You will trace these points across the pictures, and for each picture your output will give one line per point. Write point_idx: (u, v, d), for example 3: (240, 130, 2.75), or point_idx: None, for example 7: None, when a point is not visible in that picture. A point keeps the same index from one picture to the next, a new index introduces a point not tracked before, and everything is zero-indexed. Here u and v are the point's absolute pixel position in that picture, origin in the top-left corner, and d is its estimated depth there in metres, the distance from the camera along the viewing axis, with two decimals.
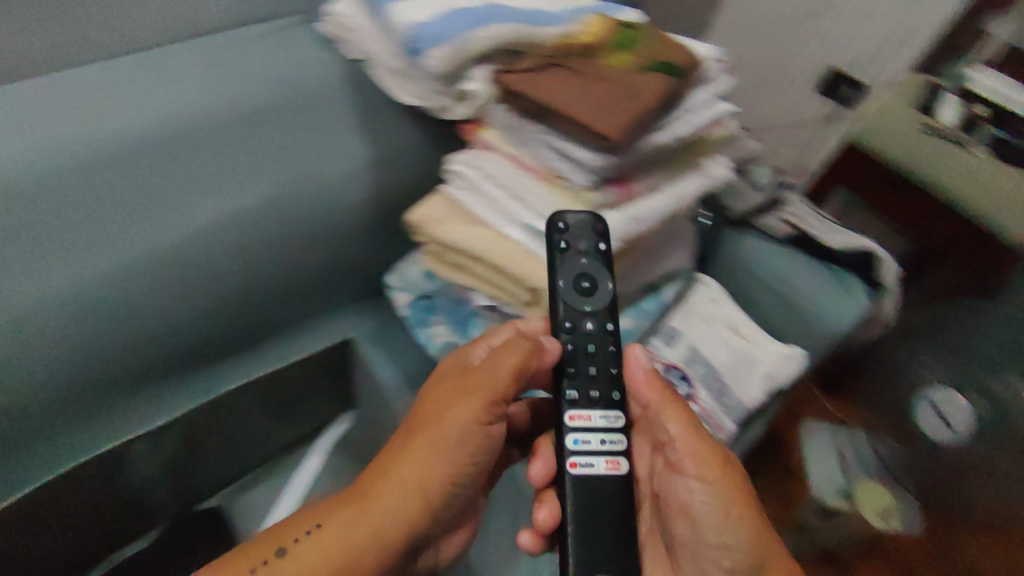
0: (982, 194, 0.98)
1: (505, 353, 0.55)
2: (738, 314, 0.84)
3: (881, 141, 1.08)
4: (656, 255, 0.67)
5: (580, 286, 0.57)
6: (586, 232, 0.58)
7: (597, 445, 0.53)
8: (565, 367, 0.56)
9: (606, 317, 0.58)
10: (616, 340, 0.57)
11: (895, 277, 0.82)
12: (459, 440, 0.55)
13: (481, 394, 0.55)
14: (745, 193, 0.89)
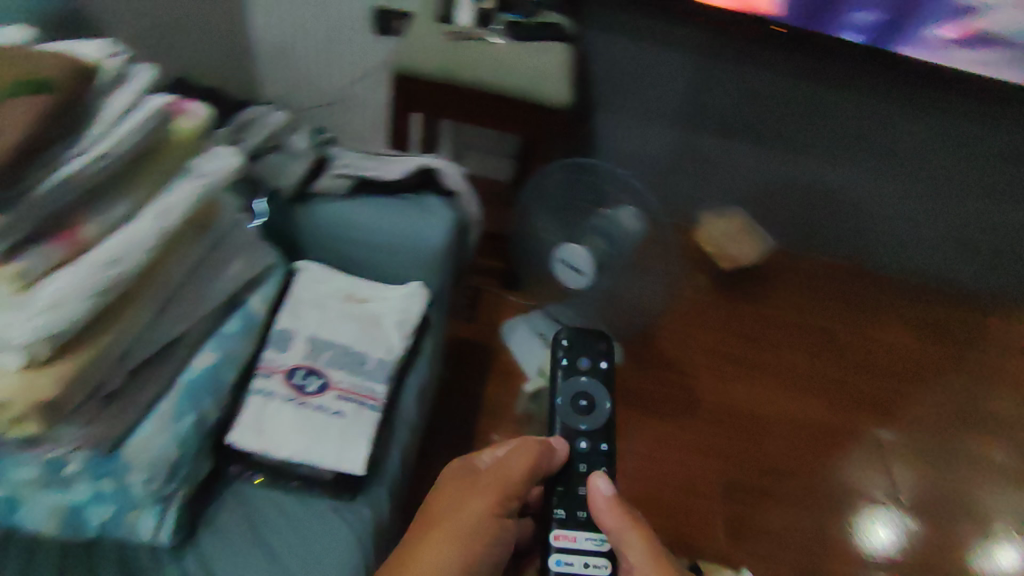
0: (515, 79, 1.14)
1: (514, 462, 0.70)
2: (352, 281, 0.85)
3: (423, 66, 1.13)
4: (603, 385, 0.82)
5: (578, 402, 0.81)
6: (583, 351, 0.86)
7: (580, 567, 0.70)
8: (560, 485, 0.74)
9: (599, 439, 0.78)
10: (608, 457, 0.77)
11: (457, 176, 0.90)
12: (476, 536, 0.67)
13: (496, 489, 0.70)
14: (290, 167, 0.86)
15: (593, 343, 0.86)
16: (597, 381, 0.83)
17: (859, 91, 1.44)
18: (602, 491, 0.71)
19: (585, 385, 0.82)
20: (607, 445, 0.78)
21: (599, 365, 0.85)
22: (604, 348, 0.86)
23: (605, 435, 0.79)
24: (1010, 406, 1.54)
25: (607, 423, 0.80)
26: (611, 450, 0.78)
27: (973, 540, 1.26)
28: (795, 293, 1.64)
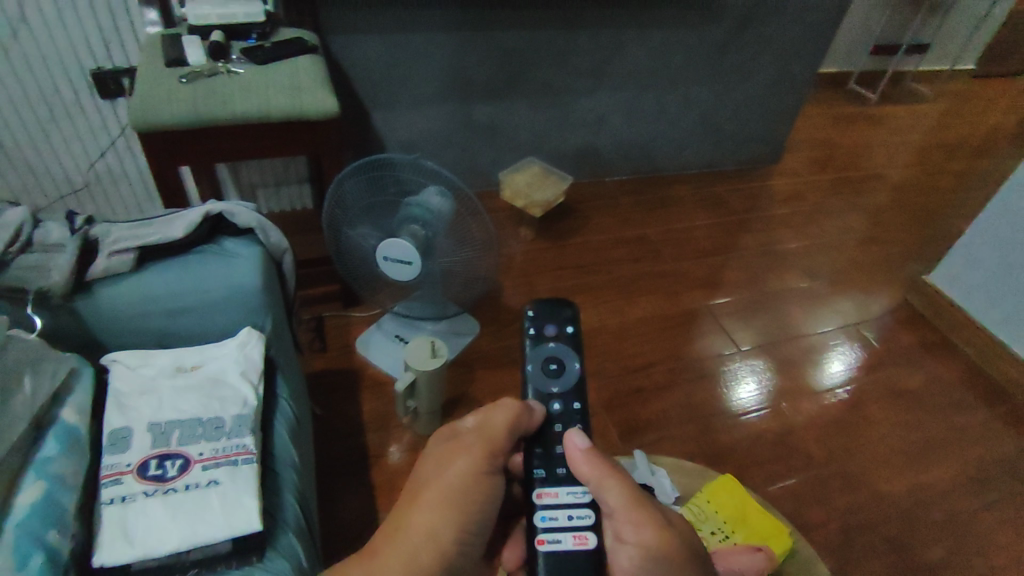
0: (273, 99, 1.09)
1: (496, 420, 0.64)
2: (176, 353, 0.81)
3: (167, 114, 1.03)
4: (573, 351, 0.73)
5: (549, 368, 0.71)
6: (549, 319, 0.76)
7: (566, 521, 0.60)
8: (537, 448, 0.65)
9: (572, 397, 0.68)
10: (583, 414, 0.68)
11: (250, 210, 0.87)
12: (465, 495, 0.61)
13: (479, 445, 0.63)
14: (53, 261, 0.75)
15: (558, 310, 0.77)
16: (567, 347, 0.73)
17: (585, 28, 1.63)
18: (579, 444, 0.63)
19: (553, 350, 0.73)
20: (580, 403, 0.68)
21: (566, 330, 0.75)
22: (571, 314, 0.77)
23: (579, 394, 0.69)
24: (793, 248, 1.86)
25: (579, 383, 0.70)
26: (586, 407, 0.68)
27: (821, 353, 1.52)
28: (609, 220, 1.83)
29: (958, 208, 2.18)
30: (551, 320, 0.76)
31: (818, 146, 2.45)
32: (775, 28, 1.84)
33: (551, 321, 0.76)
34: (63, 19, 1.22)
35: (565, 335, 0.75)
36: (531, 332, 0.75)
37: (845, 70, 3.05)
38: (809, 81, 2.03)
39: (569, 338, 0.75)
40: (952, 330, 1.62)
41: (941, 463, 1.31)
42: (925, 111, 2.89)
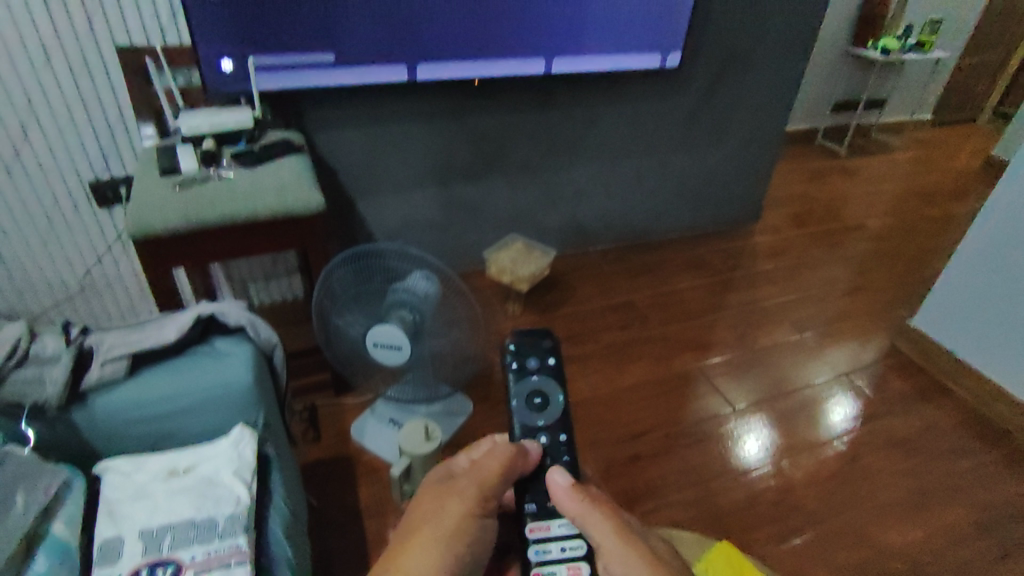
0: (261, 198, 1.15)
1: (490, 463, 0.65)
2: (169, 456, 0.81)
3: (160, 220, 1.08)
4: (554, 382, 0.78)
5: (533, 402, 0.76)
6: (530, 353, 0.81)
7: (559, 554, 0.63)
8: (528, 482, 0.68)
9: (558, 429, 0.73)
10: (569, 444, 0.72)
11: (240, 308, 0.91)
12: (460, 535, 0.59)
13: (474, 488, 0.63)
14: (47, 374, 0.76)
15: (538, 342, 0.82)
16: (549, 379, 0.79)
17: (558, 108, 1.73)
18: (561, 482, 0.64)
19: (536, 384, 0.77)
20: (566, 434, 0.73)
21: (547, 362, 0.80)
22: (551, 345, 0.82)
23: (564, 425, 0.74)
24: (779, 302, 1.90)
25: (564, 415, 0.75)
26: (571, 438, 0.72)
27: (819, 404, 1.52)
28: (596, 289, 1.88)
29: (937, 251, 2.24)
30: (532, 354, 0.81)
31: (795, 201, 2.54)
32: (738, 96, 1.96)
33: (532, 354, 0.81)
34: (63, 136, 1.30)
35: (545, 368, 0.80)
36: (513, 366, 0.80)
37: (812, 127, 3.20)
38: (777, 143, 2.13)
39: (549, 371, 0.80)
40: (945, 375, 1.63)
41: (949, 512, 1.29)
42: (894, 161, 3.01)
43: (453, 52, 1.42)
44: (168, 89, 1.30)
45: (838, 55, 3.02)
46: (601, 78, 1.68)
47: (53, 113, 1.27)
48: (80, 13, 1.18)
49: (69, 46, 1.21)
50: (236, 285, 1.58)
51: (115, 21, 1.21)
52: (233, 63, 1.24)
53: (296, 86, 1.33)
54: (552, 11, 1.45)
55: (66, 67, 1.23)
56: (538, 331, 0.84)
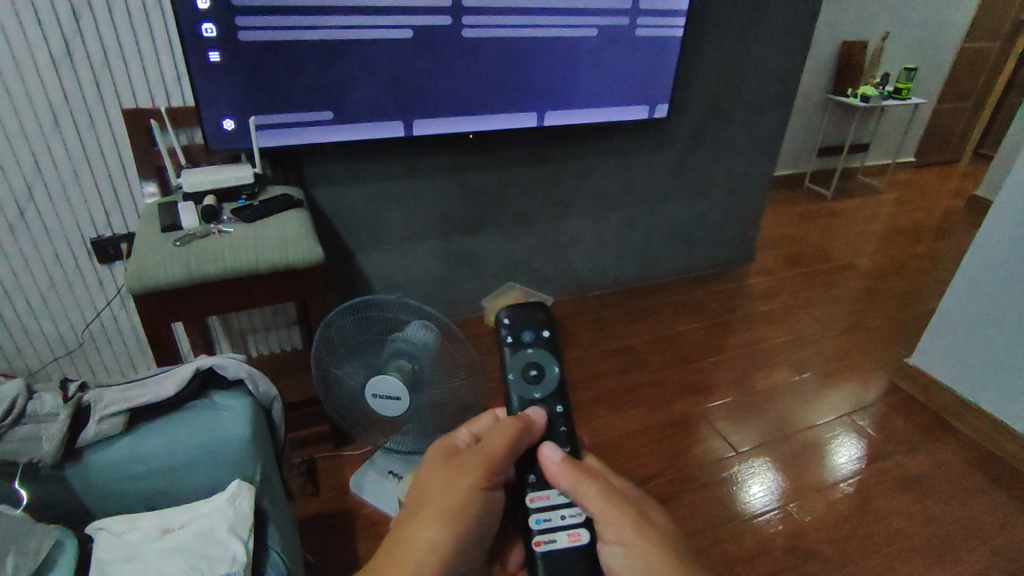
0: (262, 252, 1.16)
1: (496, 436, 0.64)
2: (165, 516, 0.79)
3: (160, 275, 1.09)
4: (550, 357, 0.81)
5: (528, 374, 0.78)
6: (526, 327, 0.86)
7: (559, 521, 0.64)
8: (534, 451, 0.68)
9: (554, 400, 0.75)
10: (566, 414, 0.73)
11: (239, 361, 0.90)
12: (470, 507, 0.58)
13: (482, 460, 0.61)
14: (44, 432, 0.75)
15: (533, 318, 0.87)
16: (544, 353, 0.82)
17: (551, 158, 1.78)
18: (552, 457, 0.64)
19: (532, 358, 0.80)
20: (563, 405, 0.75)
21: (541, 336, 0.85)
22: (544, 321, 0.87)
23: (560, 396, 0.76)
24: (778, 343, 1.90)
25: (559, 386, 0.77)
26: (567, 408, 0.74)
27: (824, 446, 1.50)
28: (593, 334, 1.89)
29: (931, 289, 2.26)
30: (528, 331, 0.85)
31: (787, 243, 2.58)
32: (726, 143, 2.01)
33: (528, 332, 0.85)
34: (67, 194, 1.33)
35: (540, 343, 0.83)
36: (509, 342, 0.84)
37: (799, 172, 3.28)
38: (765, 187, 2.19)
39: (544, 346, 0.83)
40: (949, 412, 1.62)
41: (965, 554, 1.26)
42: (881, 202, 3.08)
43: (448, 106, 1.47)
44: (171, 147, 1.34)
45: (820, 103, 3.13)
46: (592, 129, 1.73)
47: (59, 172, 1.30)
48: (89, 77, 1.23)
49: (77, 108, 1.25)
50: (234, 338, 1.58)
51: (122, 83, 1.26)
52: (234, 122, 1.28)
53: (295, 142, 1.37)
54: (541, 67, 1.52)
55: (73, 128, 1.27)
56: (535, 313, 0.88)
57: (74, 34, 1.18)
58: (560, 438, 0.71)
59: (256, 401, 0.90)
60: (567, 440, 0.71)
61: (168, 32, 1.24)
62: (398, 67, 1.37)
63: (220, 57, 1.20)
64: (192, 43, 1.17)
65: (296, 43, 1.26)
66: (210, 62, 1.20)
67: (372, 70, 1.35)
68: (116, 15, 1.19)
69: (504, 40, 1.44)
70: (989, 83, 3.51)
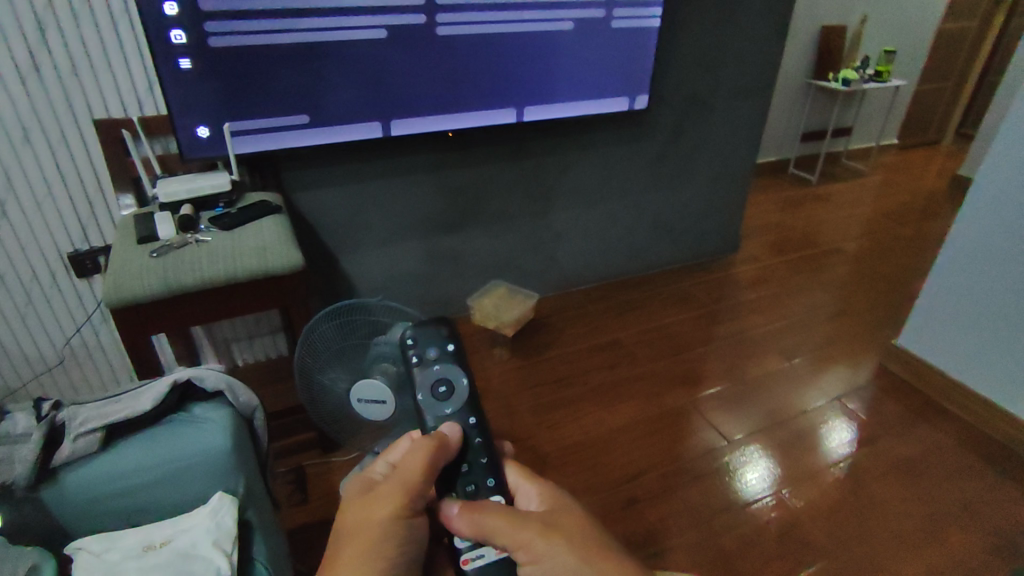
0: (239, 261, 1.15)
1: (411, 461, 0.60)
2: (148, 531, 0.78)
3: (137, 288, 1.07)
4: (456, 366, 0.73)
5: (438, 391, 0.71)
6: (429, 342, 0.76)
7: None
8: (461, 467, 0.65)
9: (466, 413, 0.69)
10: (480, 427, 0.69)
11: (218, 372, 0.90)
12: (389, 539, 0.57)
13: (395, 490, 0.59)
14: (17, 451, 0.75)
15: (434, 331, 0.77)
16: (451, 364, 0.73)
17: (532, 155, 1.77)
18: (449, 511, 0.59)
19: (437, 372, 0.72)
20: (476, 417, 0.69)
21: (446, 349, 0.75)
22: (448, 332, 0.77)
23: (473, 409, 0.70)
24: (765, 331, 1.91)
25: (472, 397, 0.71)
26: (481, 420, 0.69)
27: (814, 431, 1.51)
28: (581, 329, 1.88)
29: (916, 270, 2.27)
30: (430, 341, 0.75)
31: (773, 230, 2.58)
32: (707, 133, 2.01)
33: (430, 342, 0.75)
34: (40, 209, 1.30)
35: (446, 351, 0.74)
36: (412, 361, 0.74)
37: (783, 158, 3.29)
38: (749, 175, 2.18)
39: (450, 352, 0.74)
40: (937, 393, 1.63)
41: (957, 534, 1.26)
42: (865, 185, 3.09)
43: (425, 105, 1.46)
44: (145, 158, 1.32)
45: (801, 89, 3.14)
46: (573, 123, 1.72)
47: (30, 187, 1.27)
48: (58, 89, 1.21)
49: (46, 121, 1.23)
50: (219, 348, 1.56)
51: (92, 94, 1.24)
52: (209, 130, 1.26)
53: (271, 148, 1.35)
54: (519, 63, 1.51)
55: (43, 142, 1.24)
56: (439, 323, 0.78)
57: (40, 45, 1.16)
58: (475, 452, 0.66)
59: (236, 412, 0.90)
60: (485, 452, 0.67)
61: (137, 40, 1.22)
62: (373, 68, 1.36)
63: (191, 64, 1.18)
64: (161, 51, 1.15)
65: (268, 47, 1.24)
66: (182, 70, 1.18)
67: (347, 72, 1.34)
68: (82, 25, 1.17)
69: (479, 37, 1.43)
70: (967, 63, 3.54)
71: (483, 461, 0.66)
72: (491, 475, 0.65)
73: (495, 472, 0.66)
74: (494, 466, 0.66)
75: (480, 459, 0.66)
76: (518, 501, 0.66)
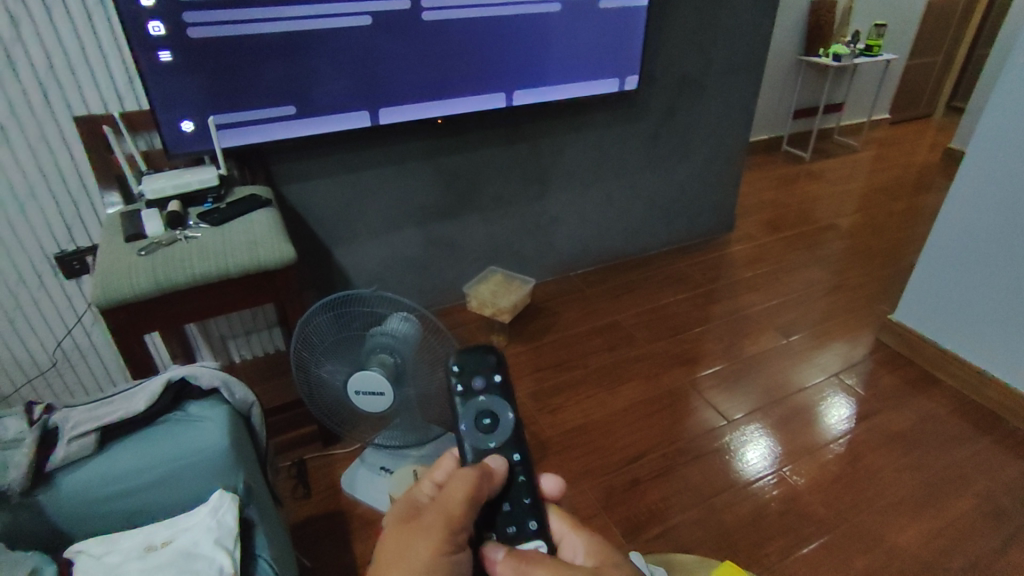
0: (231, 256, 1.13)
1: (454, 489, 0.57)
2: (148, 531, 0.78)
3: (127, 287, 1.05)
4: (506, 400, 0.71)
5: (481, 424, 0.68)
6: (476, 370, 0.73)
7: None
8: (504, 505, 0.63)
9: (511, 448, 0.67)
10: (525, 465, 0.66)
11: (212, 369, 0.89)
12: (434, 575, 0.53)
13: (439, 520, 0.55)
14: (10, 458, 0.74)
15: (482, 358, 0.74)
16: (498, 398, 0.71)
17: (523, 139, 1.75)
18: (494, 556, 0.58)
19: (484, 403, 0.70)
20: (521, 454, 0.67)
21: (493, 379, 0.73)
22: (497, 360, 0.74)
23: (518, 445, 0.68)
24: (763, 309, 1.90)
25: (516, 432, 0.68)
26: (526, 458, 0.66)
27: (814, 407, 1.51)
28: (579, 314, 1.87)
29: (910, 244, 2.27)
30: (477, 369, 0.73)
31: (767, 208, 2.58)
32: (698, 113, 2.00)
33: (477, 371, 0.73)
34: (24, 210, 1.28)
35: (495, 380, 0.73)
36: (458, 388, 0.72)
37: (775, 136, 3.28)
38: (741, 154, 2.17)
39: (499, 382, 0.73)
40: (934, 365, 1.63)
41: (956, 503, 1.27)
42: (857, 161, 3.08)
43: (413, 92, 1.44)
44: (130, 155, 1.29)
45: (792, 65, 3.11)
46: (563, 107, 1.70)
47: (13, 187, 1.25)
48: (35, 86, 1.18)
49: (25, 120, 1.20)
50: (215, 344, 1.55)
51: (70, 90, 1.21)
52: (193, 123, 1.24)
53: (258, 140, 1.33)
54: (505, 48, 1.48)
55: (23, 141, 1.21)
56: (487, 351, 0.75)
57: (14, 41, 1.13)
58: (519, 491, 0.64)
59: (233, 408, 0.89)
60: (528, 493, 0.64)
61: (114, 33, 1.19)
62: (358, 56, 1.33)
63: (171, 57, 1.16)
64: (140, 43, 1.12)
65: (250, 37, 1.21)
66: (162, 63, 1.15)
67: (332, 61, 1.31)
68: (56, 19, 1.14)
69: (465, 21, 1.40)
70: (957, 35, 3.52)
71: (525, 501, 0.63)
72: (533, 517, 0.63)
73: (538, 515, 0.63)
74: (538, 509, 0.63)
75: (522, 499, 0.63)
76: (564, 551, 0.64)
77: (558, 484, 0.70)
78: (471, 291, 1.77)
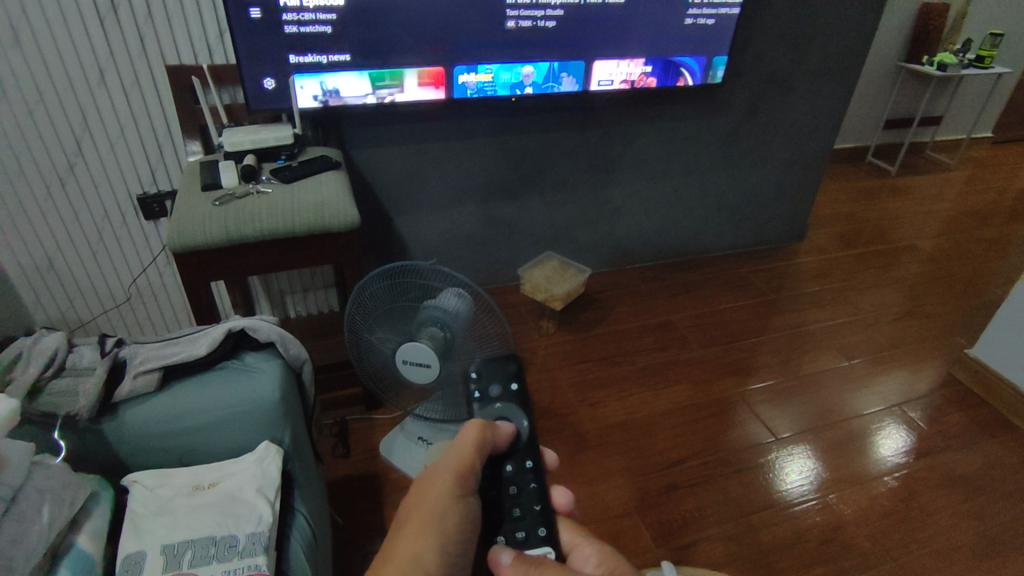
0: (298, 213, 1.15)
1: (463, 439, 0.58)
2: (195, 472, 0.81)
3: (200, 234, 1.09)
4: (519, 406, 0.69)
5: None
6: (493, 378, 0.72)
7: None
8: (514, 512, 0.60)
9: (525, 455, 0.64)
10: (537, 473, 0.63)
11: (271, 324, 0.91)
12: (448, 512, 0.53)
13: (451, 466, 0.56)
14: (81, 386, 0.79)
15: (500, 367, 0.73)
16: (512, 405, 0.69)
17: (596, 126, 1.71)
18: (500, 560, 0.53)
19: (499, 409, 0.68)
20: (535, 460, 0.63)
21: (510, 388, 0.71)
22: (515, 369, 0.73)
23: (532, 450, 0.64)
24: (826, 327, 1.81)
25: (531, 440, 0.65)
26: (540, 465, 0.63)
27: (871, 436, 1.43)
28: (631, 309, 1.84)
29: (998, 274, 2.11)
30: (493, 376, 0.72)
31: (844, 221, 2.44)
32: (783, 113, 1.90)
33: (493, 377, 0.72)
34: (114, 151, 1.34)
35: (511, 389, 0.71)
36: (475, 395, 0.71)
37: (861, 146, 3.09)
38: (822, 162, 2.06)
39: (516, 389, 0.71)
40: (1011, 409, 1.51)
41: (1018, 560, 1.18)
42: (950, 180, 2.87)
43: (489, 66, 1.42)
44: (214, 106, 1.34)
45: (891, 70, 2.91)
46: (644, 97, 1.65)
47: (106, 129, 1.31)
48: (133, 31, 1.22)
49: (122, 65, 1.25)
50: (274, 298, 1.60)
51: (165, 39, 1.25)
52: (275, 82, 1.26)
53: (332, 103, 1.34)
54: (588, 29, 1.44)
55: (118, 85, 1.27)
56: (506, 360, 0.74)
57: None
58: (529, 497, 0.61)
59: (285, 362, 0.92)
60: (538, 500, 0.61)
61: None
62: (439, 26, 1.32)
63: (261, 14, 1.18)
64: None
65: None
66: (251, 18, 1.18)
67: (411, 31, 1.30)
68: None
69: (552, 9, 1.39)
70: None
71: (536, 508, 0.60)
72: (542, 524, 0.60)
73: (548, 522, 0.60)
74: (548, 518, 0.60)
75: (532, 505, 0.60)
76: (572, 561, 0.59)
77: (568, 497, 0.67)
78: (523, 276, 1.73)
